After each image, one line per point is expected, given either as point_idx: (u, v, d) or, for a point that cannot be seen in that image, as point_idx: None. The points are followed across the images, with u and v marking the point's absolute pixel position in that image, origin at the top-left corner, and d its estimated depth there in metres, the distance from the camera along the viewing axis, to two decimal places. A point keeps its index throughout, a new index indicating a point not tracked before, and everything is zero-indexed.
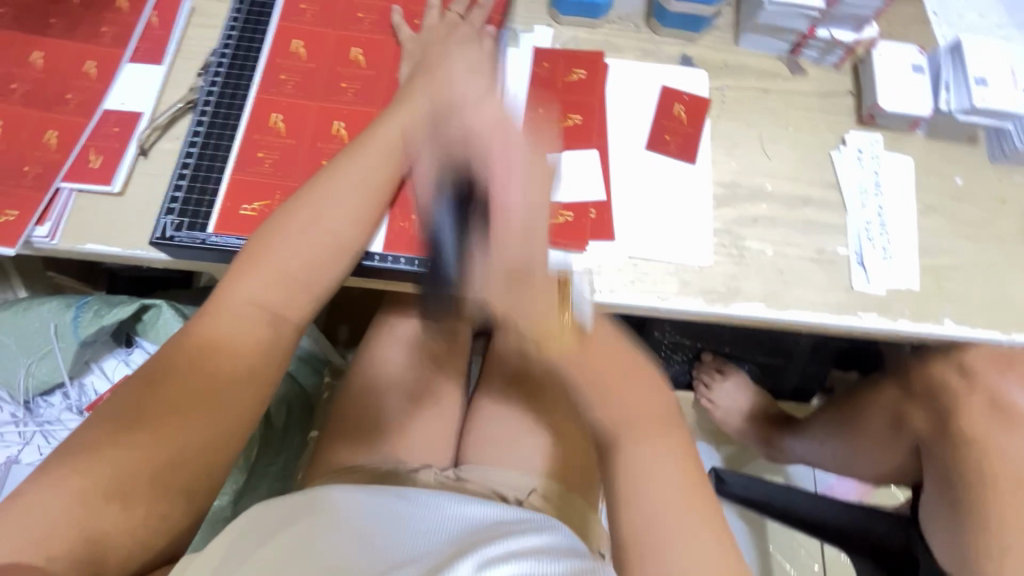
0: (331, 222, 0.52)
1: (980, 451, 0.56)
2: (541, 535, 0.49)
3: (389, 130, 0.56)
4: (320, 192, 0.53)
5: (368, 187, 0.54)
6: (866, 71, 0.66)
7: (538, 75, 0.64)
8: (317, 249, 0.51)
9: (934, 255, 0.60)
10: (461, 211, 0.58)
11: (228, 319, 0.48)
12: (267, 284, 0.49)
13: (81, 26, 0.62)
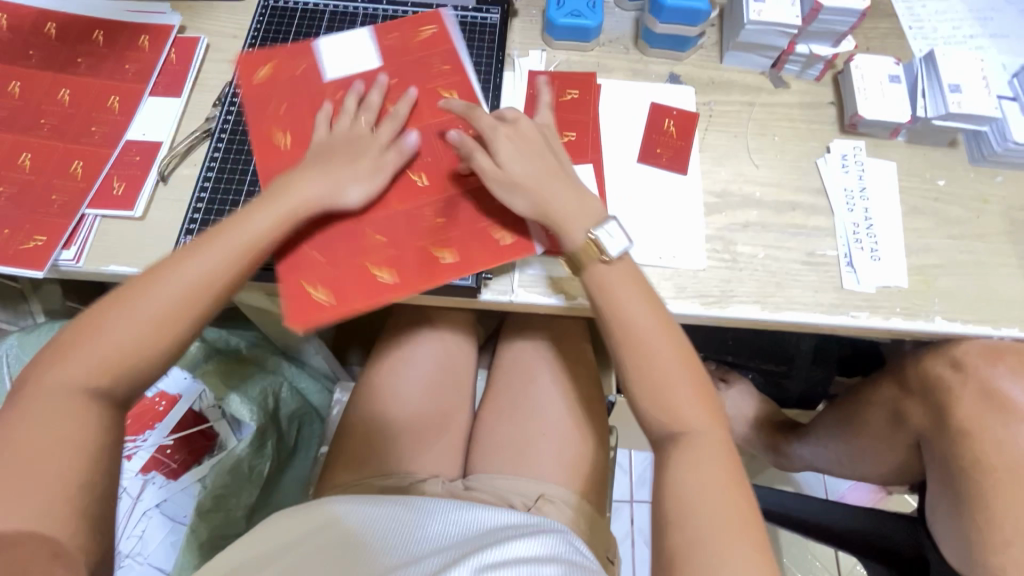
0: (207, 266, 0.50)
1: (977, 442, 0.57)
2: (536, 537, 0.52)
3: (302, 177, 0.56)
4: (209, 240, 0.52)
5: (262, 237, 0.53)
6: (845, 82, 0.69)
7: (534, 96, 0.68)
8: (189, 293, 0.49)
9: (921, 255, 0.62)
10: (470, 224, 0.58)
11: (113, 330, 0.47)
12: (144, 317, 0.48)
13: (106, 64, 0.67)
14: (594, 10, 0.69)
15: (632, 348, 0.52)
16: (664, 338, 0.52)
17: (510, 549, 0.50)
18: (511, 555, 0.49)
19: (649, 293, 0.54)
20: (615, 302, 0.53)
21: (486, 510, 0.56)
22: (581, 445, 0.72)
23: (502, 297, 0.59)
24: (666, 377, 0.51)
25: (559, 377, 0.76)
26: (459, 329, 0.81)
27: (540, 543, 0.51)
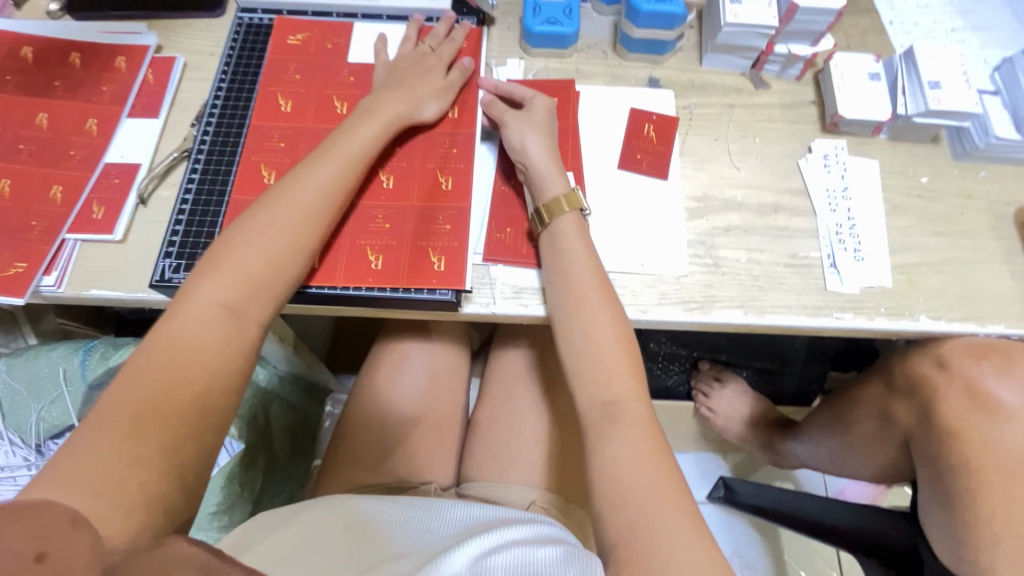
0: (288, 219, 0.52)
1: (965, 440, 0.57)
2: (532, 527, 0.51)
3: (356, 139, 0.57)
4: (274, 197, 0.53)
5: (329, 188, 0.54)
6: (825, 81, 0.69)
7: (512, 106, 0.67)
8: (273, 248, 0.50)
9: (905, 253, 0.62)
10: (441, 241, 0.58)
11: (190, 322, 0.46)
12: (231, 284, 0.48)
13: (83, 86, 0.67)
14: (571, 16, 0.68)
15: (590, 357, 0.53)
16: (621, 353, 0.53)
17: (508, 534, 0.48)
18: (509, 538, 0.48)
19: (615, 305, 0.55)
20: (581, 309, 0.54)
21: (483, 507, 0.54)
22: (571, 451, 0.72)
23: (484, 309, 0.58)
24: (613, 395, 0.52)
25: (549, 385, 0.76)
26: (448, 338, 0.81)
27: (536, 532, 0.50)
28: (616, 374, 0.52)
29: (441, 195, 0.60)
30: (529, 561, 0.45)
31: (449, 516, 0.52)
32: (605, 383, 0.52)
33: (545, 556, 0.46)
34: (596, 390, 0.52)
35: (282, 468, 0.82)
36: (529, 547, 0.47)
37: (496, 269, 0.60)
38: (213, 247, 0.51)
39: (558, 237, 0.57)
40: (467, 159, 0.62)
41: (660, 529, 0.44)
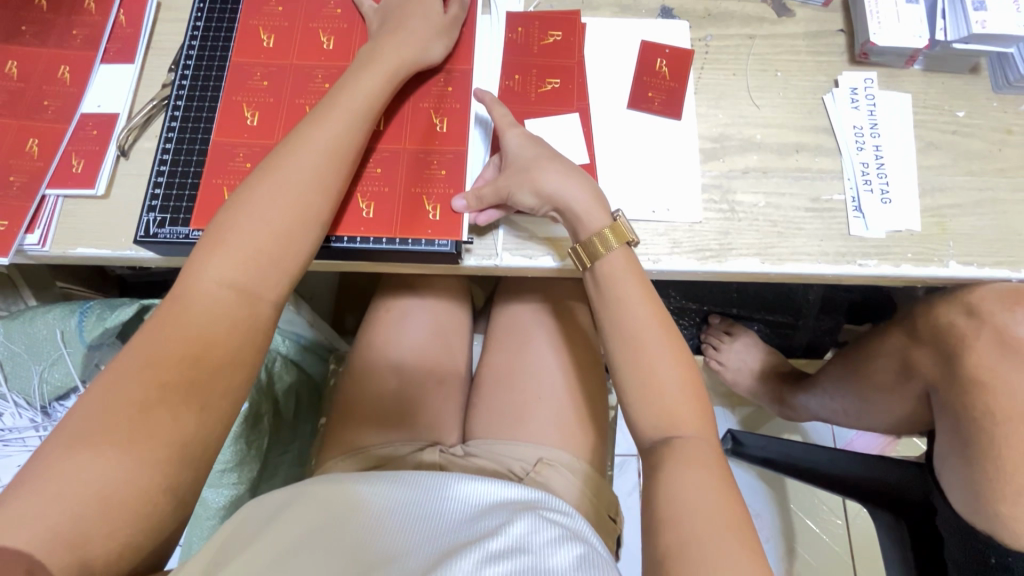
0: (297, 188, 0.47)
1: (989, 390, 0.54)
2: (543, 522, 0.46)
3: (359, 92, 0.52)
4: (277, 163, 0.48)
5: (337, 151, 0.50)
6: (856, 6, 0.62)
7: (513, 40, 0.62)
8: (282, 221, 0.46)
9: (936, 194, 0.58)
10: (441, 191, 0.55)
11: (199, 305, 0.43)
12: (238, 261, 0.45)
13: (52, 31, 0.62)
14: None
15: (636, 368, 0.48)
16: (674, 359, 0.48)
17: (516, 533, 0.44)
18: (516, 538, 0.44)
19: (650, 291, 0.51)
20: (636, 338, 0.49)
21: (508, 488, 0.51)
22: (579, 407, 0.71)
23: (487, 261, 0.55)
24: (635, 368, 0.48)
25: (554, 341, 0.74)
26: (451, 295, 0.79)
27: (548, 527, 0.46)
28: (663, 388, 0.47)
29: (439, 142, 0.56)
30: (538, 566, 0.41)
31: (465, 497, 0.49)
32: (628, 361, 0.49)
33: (557, 563, 0.42)
34: (650, 431, 0.47)
35: (291, 429, 0.82)
36: (538, 549, 0.43)
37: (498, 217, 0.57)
38: (212, 221, 0.47)
39: (603, 280, 0.51)
40: (462, 101, 0.58)
41: (679, 500, 0.42)
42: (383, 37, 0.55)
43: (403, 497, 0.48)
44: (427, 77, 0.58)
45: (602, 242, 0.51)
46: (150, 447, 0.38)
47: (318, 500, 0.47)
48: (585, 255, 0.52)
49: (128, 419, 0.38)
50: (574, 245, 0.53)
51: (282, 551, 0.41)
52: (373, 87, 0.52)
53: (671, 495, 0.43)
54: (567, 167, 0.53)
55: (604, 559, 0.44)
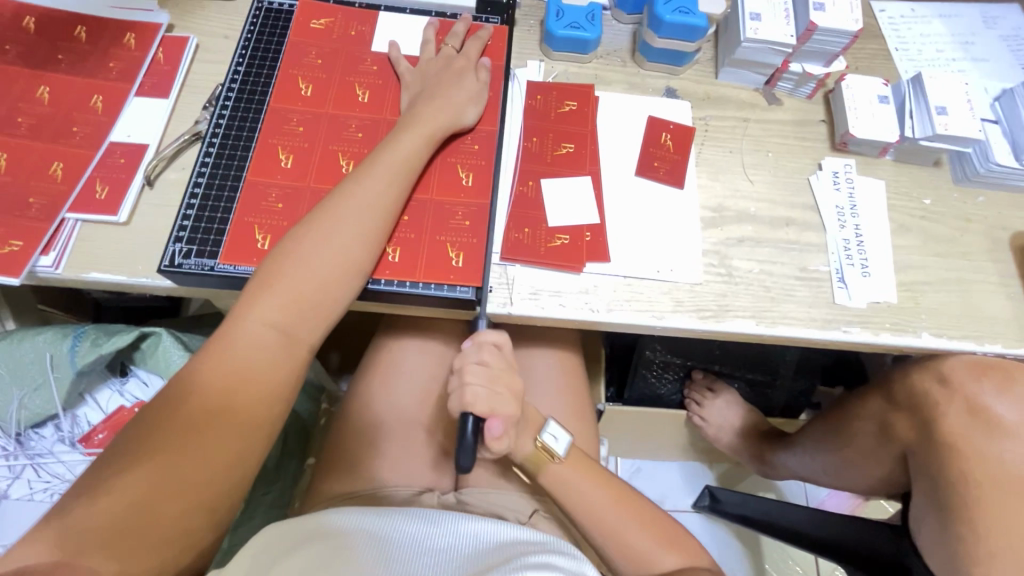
0: (341, 240, 0.51)
1: (962, 455, 0.58)
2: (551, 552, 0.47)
3: (400, 151, 0.56)
4: (323, 216, 0.52)
5: (378, 206, 0.54)
6: (837, 102, 0.70)
7: (533, 106, 0.67)
8: (328, 271, 0.50)
9: (910, 272, 0.64)
10: (464, 239, 0.58)
11: (240, 343, 0.47)
12: (283, 304, 0.49)
13: (89, 62, 0.64)
14: (593, 22, 0.69)
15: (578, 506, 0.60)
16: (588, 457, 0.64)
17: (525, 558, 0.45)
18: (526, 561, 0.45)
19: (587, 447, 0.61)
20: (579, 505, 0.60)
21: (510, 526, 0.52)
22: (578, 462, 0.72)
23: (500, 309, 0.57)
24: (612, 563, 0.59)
25: None
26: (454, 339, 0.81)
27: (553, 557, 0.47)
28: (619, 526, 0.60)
29: (466, 195, 0.60)
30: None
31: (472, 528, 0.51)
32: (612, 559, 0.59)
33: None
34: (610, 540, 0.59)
35: (275, 466, 0.79)
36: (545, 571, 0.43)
37: (515, 267, 0.59)
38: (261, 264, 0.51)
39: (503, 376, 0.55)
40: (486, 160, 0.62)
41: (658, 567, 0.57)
42: (419, 102, 0.60)
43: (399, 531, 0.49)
44: (457, 137, 0.63)
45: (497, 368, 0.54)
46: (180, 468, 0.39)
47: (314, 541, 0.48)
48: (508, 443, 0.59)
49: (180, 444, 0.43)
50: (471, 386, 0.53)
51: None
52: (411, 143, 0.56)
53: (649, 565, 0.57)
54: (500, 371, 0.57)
55: None
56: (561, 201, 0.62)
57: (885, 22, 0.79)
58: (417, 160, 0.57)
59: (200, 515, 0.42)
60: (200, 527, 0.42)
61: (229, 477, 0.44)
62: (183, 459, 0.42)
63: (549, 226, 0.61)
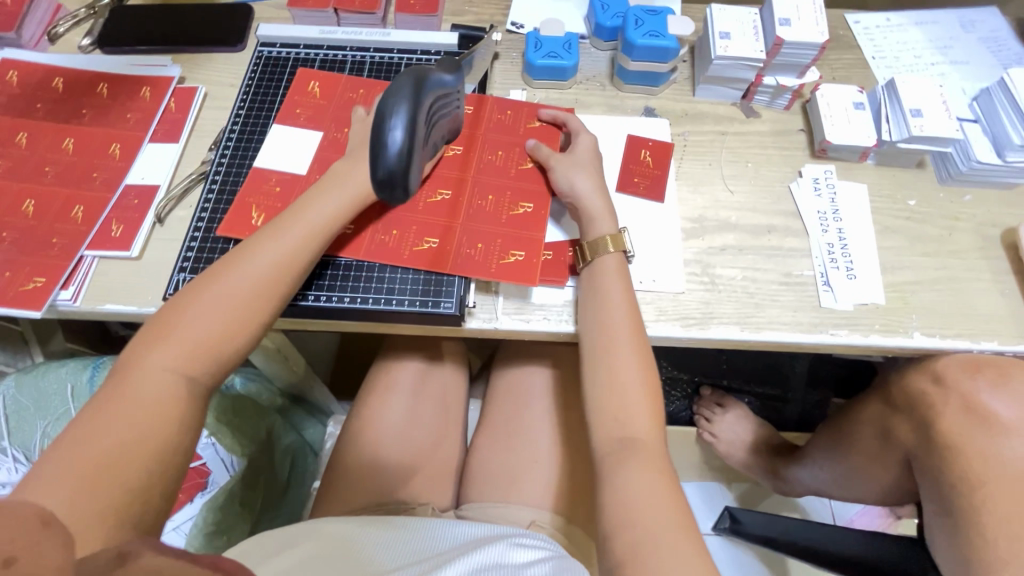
0: (243, 290, 0.50)
1: (961, 454, 0.57)
2: (514, 541, 0.56)
3: (329, 200, 0.57)
4: (234, 262, 0.52)
5: (312, 236, 0.55)
6: (813, 111, 0.72)
7: (502, 120, 0.70)
8: (228, 316, 0.49)
9: (897, 272, 0.63)
10: (521, 241, 0.62)
11: (155, 379, 0.46)
12: (207, 336, 0.48)
13: (109, 114, 0.70)
14: (570, 50, 0.73)
15: (593, 292, 0.59)
16: (645, 390, 0.54)
17: (490, 554, 0.54)
18: (491, 559, 0.53)
19: (644, 349, 0.56)
20: (608, 344, 0.56)
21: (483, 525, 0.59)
22: (579, 473, 0.72)
23: (486, 324, 0.60)
24: (596, 450, 0.53)
25: (550, 407, 0.77)
26: (455, 359, 0.83)
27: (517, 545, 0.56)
28: (631, 381, 0.54)
29: (516, 207, 0.64)
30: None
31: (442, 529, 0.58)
32: (605, 443, 0.53)
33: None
34: (614, 426, 0.53)
35: (280, 490, 0.80)
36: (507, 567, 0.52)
37: (499, 285, 0.62)
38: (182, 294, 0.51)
39: (596, 278, 0.59)
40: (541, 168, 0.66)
41: (625, 475, 0.50)
42: None
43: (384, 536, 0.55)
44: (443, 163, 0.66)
45: (602, 244, 0.60)
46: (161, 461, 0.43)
47: (315, 546, 0.54)
48: (589, 249, 0.60)
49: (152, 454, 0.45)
50: (580, 246, 0.61)
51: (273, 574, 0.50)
52: None
53: (622, 481, 0.50)
54: (598, 183, 0.64)
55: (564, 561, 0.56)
56: (539, 213, 0.65)
57: (860, 32, 0.81)
58: None
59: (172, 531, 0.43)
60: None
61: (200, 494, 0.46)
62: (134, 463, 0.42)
63: (530, 237, 0.63)
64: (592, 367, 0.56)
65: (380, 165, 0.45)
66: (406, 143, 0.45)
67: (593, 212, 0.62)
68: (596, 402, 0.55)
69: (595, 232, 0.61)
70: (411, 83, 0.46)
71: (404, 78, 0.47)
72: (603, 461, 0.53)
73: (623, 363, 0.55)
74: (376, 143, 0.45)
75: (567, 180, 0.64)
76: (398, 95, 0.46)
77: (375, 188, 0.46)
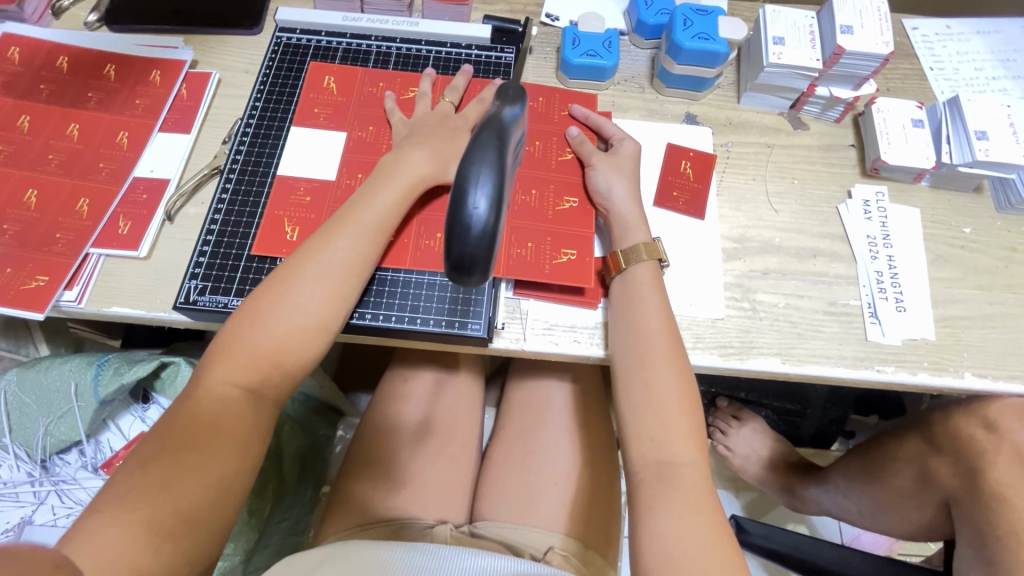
0: (306, 304, 0.51)
1: (1009, 505, 0.55)
2: None
3: (373, 207, 0.55)
4: (291, 275, 0.51)
5: (353, 260, 0.53)
6: (867, 125, 0.67)
7: (534, 108, 0.66)
8: (293, 330, 0.50)
9: (949, 305, 0.60)
10: (571, 239, 0.59)
11: (208, 403, 0.48)
12: (250, 367, 0.49)
13: (117, 99, 0.66)
14: (610, 49, 0.68)
15: (627, 304, 0.55)
16: (682, 409, 0.51)
17: None
18: None
19: (680, 357, 0.53)
20: (641, 364, 0.53)
21: (515, 559, 0.54)
22: (595, 493, 0.71)
23: (513, 345, 0.56)
24: (633, 474, 0.50)
25: (570, 423, 0.75)
26: (472, 367, 0.80)
27: None
28: (667, 403, 0.51)
29: (562, 203, 0.61)
30: None
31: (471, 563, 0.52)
32: (642, 468, 0.50)
33: None
34: (651, 450, 0.50)
35: (293, 494, 0.79)
36: None
37: (528, 302, 0.58)
38: (235, 316, 0.52)
39: (629, 285, 0.56)
40: (581, 164, 0.63)
41: (662, 512, 0.47)
42: (422, 130, 0.60)
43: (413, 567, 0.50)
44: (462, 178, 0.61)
45: (636, 253, 0.56)
46: (198, 489, 0.44)
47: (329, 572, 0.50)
48: (623, 258, 0.57)
49: (168, 480, 0.44)
50: (615, 251, 0.58)
51: None
52: (421, 164, 0.57)
53: (659, 515, 0.47)
54: (632, 184, 0.60)
55: None
56: (570, 219, 0.60)
57: (918, 39, 0.75)
58: (432, 180, 0.57)
59: (182, 566, 0.42)
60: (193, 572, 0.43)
61: (213, 525, 0.45)
62: (174, 491, 0.43)
63: (556, 241, 0.59)
64: (625, 380, 0.53)
65: (459, 241, 0.35)
66: (495, 213, 0.35)
67: (627, 218, 0.58)
68: (632, 414, 0.51)
69: (629, 241, 0.58)
70: (495, 139, 0.36)
71: (484, 136, 0.36)
72: (640, 489, 0.50)
73: (664, 378, 0.52)
74: (452, 218, 0.35)
75: (599, 182, 0.60)
76: (481, 155, 0.35)
77: (449, 267, 0.36)
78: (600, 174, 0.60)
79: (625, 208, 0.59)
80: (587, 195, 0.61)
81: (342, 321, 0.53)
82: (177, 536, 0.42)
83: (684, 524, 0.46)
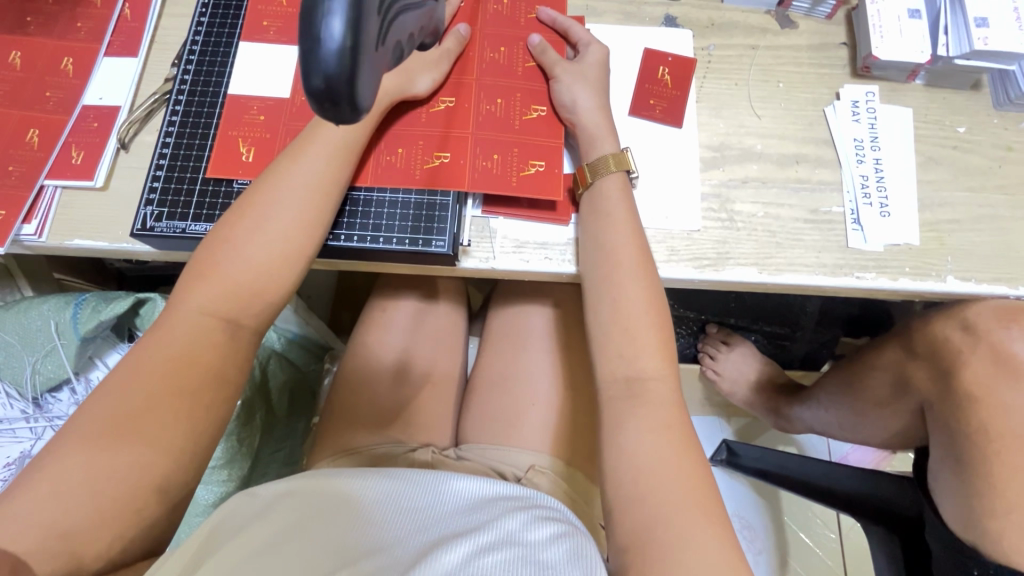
0: (275, 228, 0.49)
1: (985, 406, 0.55)
2: (530, 512, 0.50)
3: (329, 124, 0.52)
4: (259, 200, 0.50)
5: (321, 182, 0.51)
6: (860, 20, 0.63)
7: (497, 11, 0.61)
8: (264, 255, 0.49)
9: (935, 209, 0.58)
10: (538, 149, 0.56)
11: (178, 331, 0.47)
12: (221, 293, 0.48)
13: (58, 22, 0.62)
14: None
15: (595, 218, 0.54)
16: (653, 324, 0.50)
17: (505, 527, 0.47)
18: (506, 533, 0.47)
19: (649, 271, 0.52)
20: (613, 278, 0.51)
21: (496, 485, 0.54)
22: (578, 414, 0.71)
23: (483, 264, 0.55)
24: (602, 391, 0.50)
25: (551, 347, 0.75)
26: (453, 297, 0.80)
27: (533, 518, 0.49)
28: (636, 317, 0.50)
29: (529, 111, 0.58)
30: (527, 558, 0.44)
31: (452, 490, 0.52)
32: (612, 385, 0.50)
33: (547, 557, 0.45)
34: (620, 366, 0.50)
35: (284, 425, 0.82)
36: (522, 543, 0.46)
37: (497, 220, 0.57)
38: (205, 243, 0.51)
39: (597, 201, 0.54)
40: (545, 75, 0.59)
41: (631, 423, 0.48)
42: None
43: (392, 495, 0.50)
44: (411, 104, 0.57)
45: (604, 165, 0.54)
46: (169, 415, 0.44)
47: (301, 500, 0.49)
48: (590, 172, 0.54)
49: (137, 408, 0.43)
50: (582, 166, 0.55)
51: (263, 546, 0.43)
52: None
53: (629, 434, 0.47)
54: (601, 95, 0.57)
55: (583, 537, 0.49)
56: (537, 128, 0.57)
57: None
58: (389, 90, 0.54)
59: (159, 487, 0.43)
60: (167, 492, 0.43)
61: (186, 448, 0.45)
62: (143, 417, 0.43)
63: (523, 152, 0.56)
64: (600, 297, 0.52)
65: (313, 68, 0.31)
66: (355, 33, 0.31)
67: (597, 130, 0.56)
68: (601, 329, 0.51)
69: (597, 155, 0.55)
70: None
71: None
72: (609, 404, 0.49)
73: (636, 293, 0.51)
74: (306, 42, 0.32)
75: (563, 95, 0.57)
76: None
77: (314, 103, 0.33)
78: (565, 85, 0.57)
79: (593, 118, 0.56)
80: (553, 109, 0.58)
81: (315, 246, 0.51)
82: (149, 461, 0.42)
83: (655, 439, 0.46)
